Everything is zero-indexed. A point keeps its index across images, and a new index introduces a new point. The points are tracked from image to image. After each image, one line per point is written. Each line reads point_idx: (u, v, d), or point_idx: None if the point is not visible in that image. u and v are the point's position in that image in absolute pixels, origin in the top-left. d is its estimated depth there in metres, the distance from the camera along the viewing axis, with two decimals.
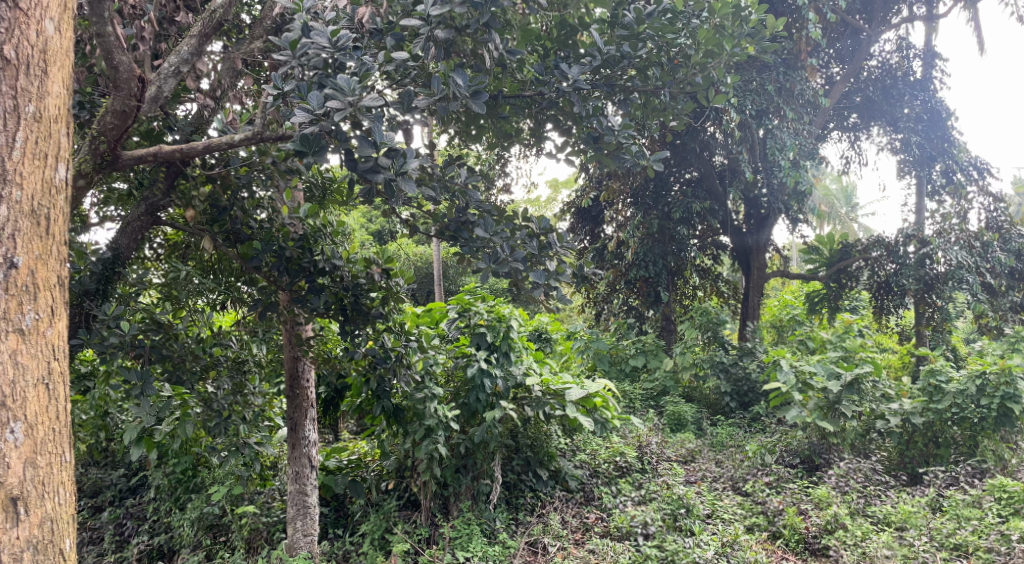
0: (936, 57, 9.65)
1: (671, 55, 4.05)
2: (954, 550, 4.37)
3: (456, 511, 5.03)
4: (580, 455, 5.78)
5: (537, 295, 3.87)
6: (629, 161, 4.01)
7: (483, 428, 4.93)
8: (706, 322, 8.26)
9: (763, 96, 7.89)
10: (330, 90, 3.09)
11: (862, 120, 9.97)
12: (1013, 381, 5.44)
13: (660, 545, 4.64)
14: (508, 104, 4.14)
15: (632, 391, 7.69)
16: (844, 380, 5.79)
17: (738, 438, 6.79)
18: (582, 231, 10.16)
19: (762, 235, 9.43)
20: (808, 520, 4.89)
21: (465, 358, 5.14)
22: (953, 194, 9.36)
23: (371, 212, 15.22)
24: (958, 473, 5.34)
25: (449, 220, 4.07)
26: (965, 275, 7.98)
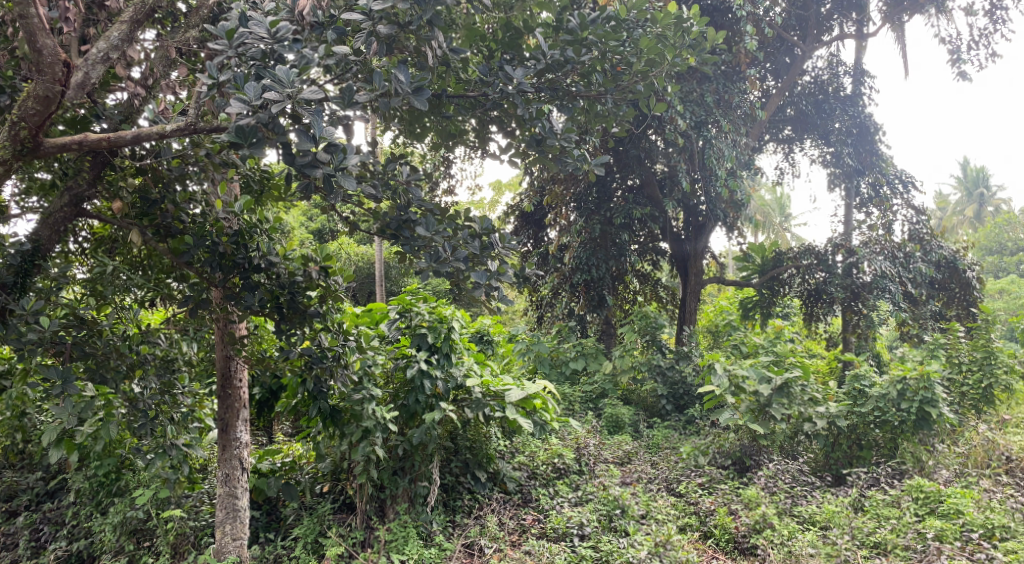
0: (865, 74, 10.06)
1: (614, 62, 4.13)
2: (874, 548, 4.56)
3: (391, 514, 4.96)
4: (519, 456, 5.79)
5: (478, 295, 3.87)
6: (571, 163, 4.09)
7: (422, 430, 4.89)
8: (644, 326, 8.36)
9: (703, 107, 8.09)
10: (268, 81, 3.02)
11: (795, 133, 10.37)
12: (931, 386, 5.75)
13: (595, 546, 4.75)
14: (451, 102, 4.13)
15: (572, 394, 7.78)
16: (774, 384, 6.00)
17: (674, 440, 6.95)
18: (526, 234, 10.21)
19: (700, 242, 9.62)
20: (738, 521, 5.03)
21: (405, 359, 5.10)
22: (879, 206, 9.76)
23: (310, 210, 14.92)
24: (879, 474, 5.56)
25: (391, 218, 4.02)
26: (888, 284, 8.48)
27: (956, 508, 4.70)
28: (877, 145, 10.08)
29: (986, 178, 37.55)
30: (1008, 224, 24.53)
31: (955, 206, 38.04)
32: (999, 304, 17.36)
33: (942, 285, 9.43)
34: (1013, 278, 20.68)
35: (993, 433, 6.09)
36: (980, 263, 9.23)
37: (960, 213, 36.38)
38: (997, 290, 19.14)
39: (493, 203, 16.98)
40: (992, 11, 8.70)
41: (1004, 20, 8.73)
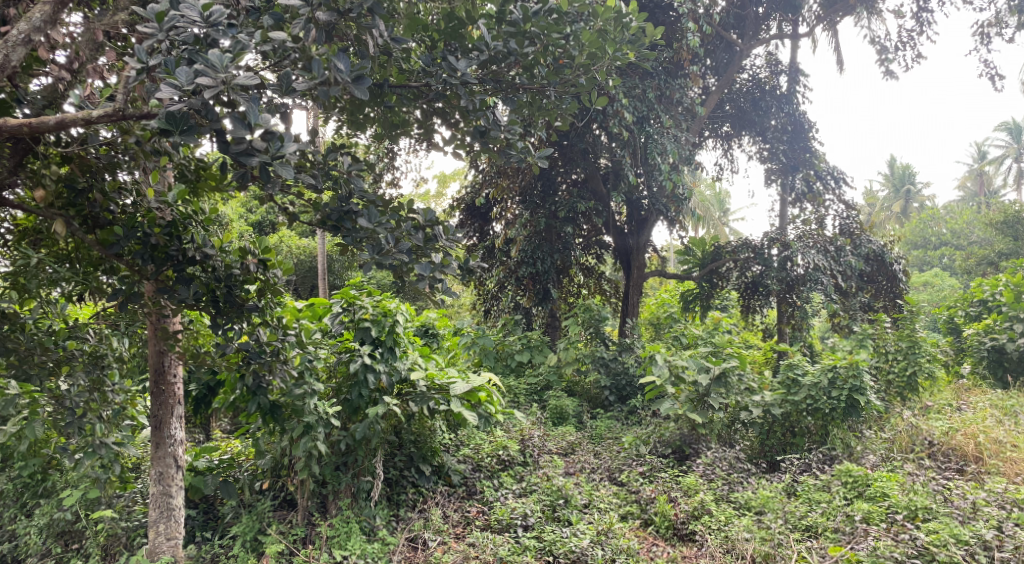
0: (801, 73, 10.35)
1: (556, 56, 4.16)
2: (805, 530, 4.74)
3: (334, 510, 4.90)
4: (463, 449, 5.79)
5: (422, 287, 3.85)
6: (514, 156, 4.14)
7: (365, 424, 4.84)
8: (588, 318, 8.45)
9: (645, 103, 8.21)
10: (201, 65, 2.92)
11: (734, 130, 10.68)
12: (859, 374, 5.98)
13: (538, 536, 4.80)
14: (394, 93, 4.09)
15: (517, 386, 7.84)
16: (712, 373, 6.16)
17: (616, 430, 7.06)
18: (472, 228, 10.17)
19: (642, 236, 9.75)
20: (677, 507, 5.17)
21: (348, 353, 5.01)
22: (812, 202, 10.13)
23: (250, 202, 14.54)
24: (811, 460, 5.77)
25: (331, 209, 3.93)
26: (821, 277, 8.75)
27: (882, 491, 4.90)
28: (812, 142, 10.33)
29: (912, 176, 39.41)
30: (931, 219, 25.72)
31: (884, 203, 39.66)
32: (921, 296, 18.21)
33: (871, 276, 9.80)
34: (935, 269, 21.73)
35: (916, 418, 6.36)
36: (904, 256, 9.57)
37: (889, 209, 37.96)
38: (920, 281, 20.05)
39: (438, 195, 16.95)
40: (919, 13, 9.08)
41: (929, 22, 9.12)
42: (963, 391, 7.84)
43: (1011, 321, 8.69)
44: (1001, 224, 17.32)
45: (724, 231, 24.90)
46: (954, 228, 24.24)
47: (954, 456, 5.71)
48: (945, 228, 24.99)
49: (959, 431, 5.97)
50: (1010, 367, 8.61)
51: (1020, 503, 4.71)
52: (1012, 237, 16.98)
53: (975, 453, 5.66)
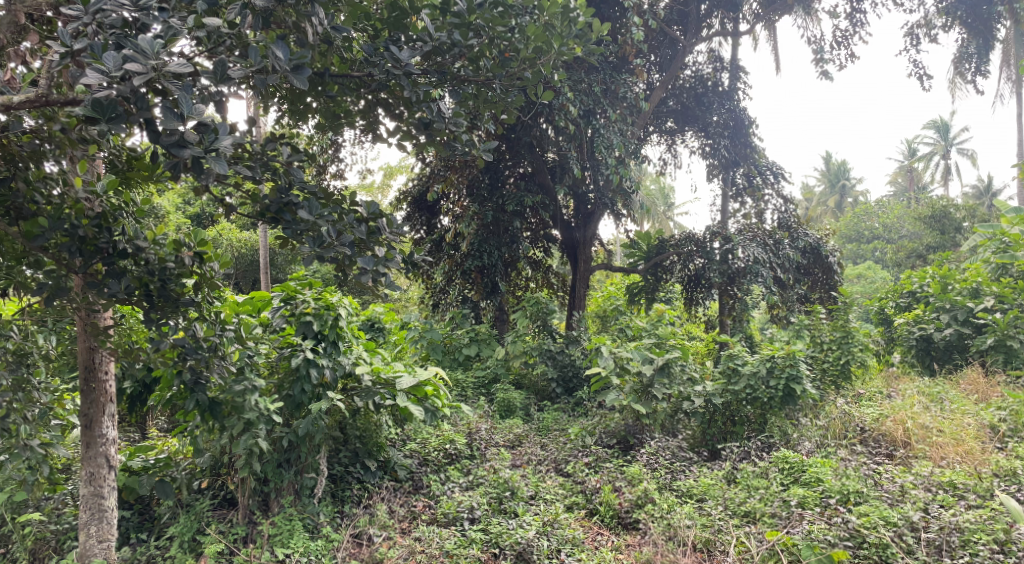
0: (742, 70, 10.58)
1: (501, 49, 4.15)
2: (744, 516, 4.88)
3: (276, 508, 4.82)
4: (410, 444, 5.77)
5: (365, 281, 3.79)
6: (459, 148, 4.13)
7: (308, 420, 4.75)
8: (536, 312, 8.49)
9: (591, 97, 8.21)
10: (129, 51, 2.81)
11: (677, 125, 10.80)
12: (796, 363, 6.15)
13: (484, 529, 4.82)
14: (336, 82, 4.00)
15: (464, 380, 7.84)
16: (656, 364, 6.30)
17: (562, 422, 7.11)
18: (419, 221, 10.02)
19: (589, 230, 9.88)
20: (622, 497, 5.27)
21: (290, 348, 4.93)
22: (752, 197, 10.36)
23: (187, 193, 14.07)
24: (750, 448, 5.92)
25: (271, 200, 3.79)
26: (760, 269, 8.86)
27: (816, 476, 5.05)
28: (752, 139, 10.58)
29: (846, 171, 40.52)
30: (865, 214, 26.68)
31: (820, 198, 40.43)
32: (854, 288, 18.88)
33: (807, 268, 10.03)
34: (868, 262, 22.54)
35: (849, 406, 6.58)
36: (839, 249, 9.87)
37: (828, 204, 39.25)
38: (854, 274, 20.76)
39: (383, 186, 16.79)
40: (852, 14, 9.37)
41: (863, 23, 9.41)
42: (893, 379, 8.17)
43: (939, 312, 9.09)
44: (929, 219, 17.84)
45: (668, 224, 25.34)
46: (885, 221, 25.12)
47: (884, 441, 5.95)
48: (877, 222, 25.89)
49: (888, 418, 6.21)
50: (936, 356, 9.01)
51: (944, 486, 4.93)
52: (939, 232, 17.64)
53: (903, 438, 5.91)
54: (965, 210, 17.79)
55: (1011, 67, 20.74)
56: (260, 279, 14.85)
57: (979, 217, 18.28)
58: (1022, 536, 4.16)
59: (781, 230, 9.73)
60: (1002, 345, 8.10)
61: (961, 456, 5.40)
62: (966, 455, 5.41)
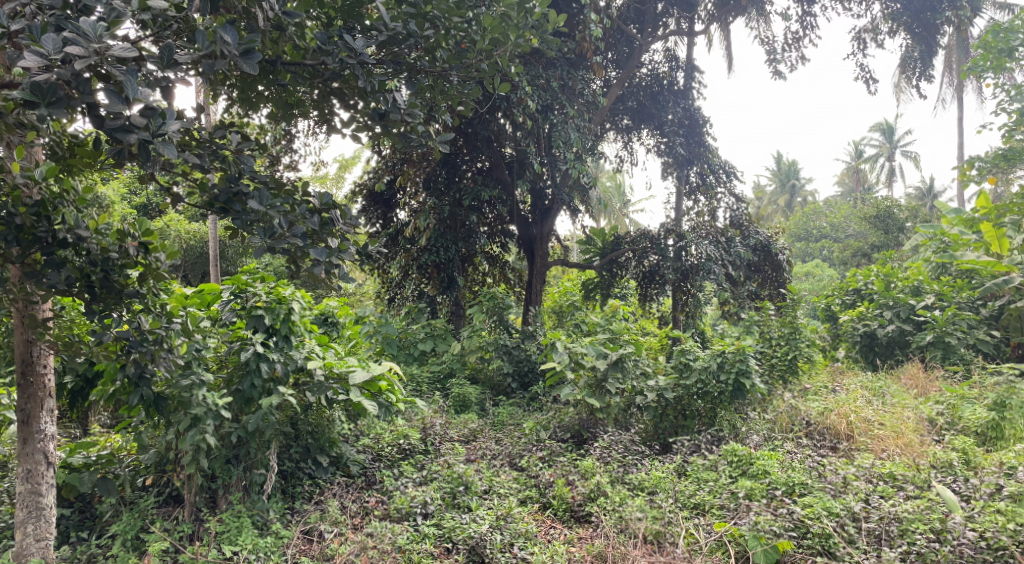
0: (697, 70, 10.74)
1: (458, 40, 4.12)
2: (694, 508, 4.98)
3: (224, 504, 4.73)
4: (363, 439, 5.73)
5: (317, 273, 3.74)
6: (414, 139, 4.09)
7: (258, 415, 4.65)
8: (492, 307, 8.50)
9: (549, 92, 8.23)
10: (70, 33, 2.69)
11: (633, 123, 10.95)
12: (745, 358, 6.27)
13: (438, 523, 4.82)
14: (288, 71, 3.94)
15: (419, 375, 7.84)
16: (610, 359, 6.38)
17: (517, 417, 7.13)
18: (375, 215, 9.88)
19: (546, 226, 9.81)
20: (575, 490, 5.33)
21: (240, 342, 4.83)
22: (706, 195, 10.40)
23: (132, 183, 13.67)
24: (700, 441, 6.04)
25: (219, 190, 3.69)
26: (713, 266, 9.08)
27: (764, 468, 5.16)
28: (706, 137, 10.64)
29: (796, 171, 41.48)
30: (814, 214, 27.40)
31: (770, 197, 41.17)
32: (803, 286, 19.35)
33: (757, 266, 10.22)
34: (816, 261, 23.12)
35: (795, 400, 6.75)
36: (788, 247, 10.10)
37: (780, 204, 40.16)
38: (803, 272, 21.29)
39: (338, 179, 16.58)
40: (803, 17, 9.58)
41: (813, 26, 9.64)
42: (838, 374, 8.42)
43: (882, 309, 9.40)
44: (873, 219, 18.34)
45: (622, 221, 25.60)
46: (833, 221, 25.76)
47: (828, 434, 6.12)
48: (825, 222, 26.55)
49: (833, 411, 6.38)
50: (879, 351, 9.31)
51: (885, 477, 5.10)
52: (882, 231, 18.17)
53: (847, 431, 6.09)
54: (908, 211, 18.39)
55: (952, 73, 21.46)
56: (209, 272, 14.55)
57: (919, 218, 18.93)
58: (956, 525, 4.30)
59: (733, 228, 9.96)
60: (940, 341, 8.42)
61: (901, 449, 5.60)
62: (905, 448, 5.61)
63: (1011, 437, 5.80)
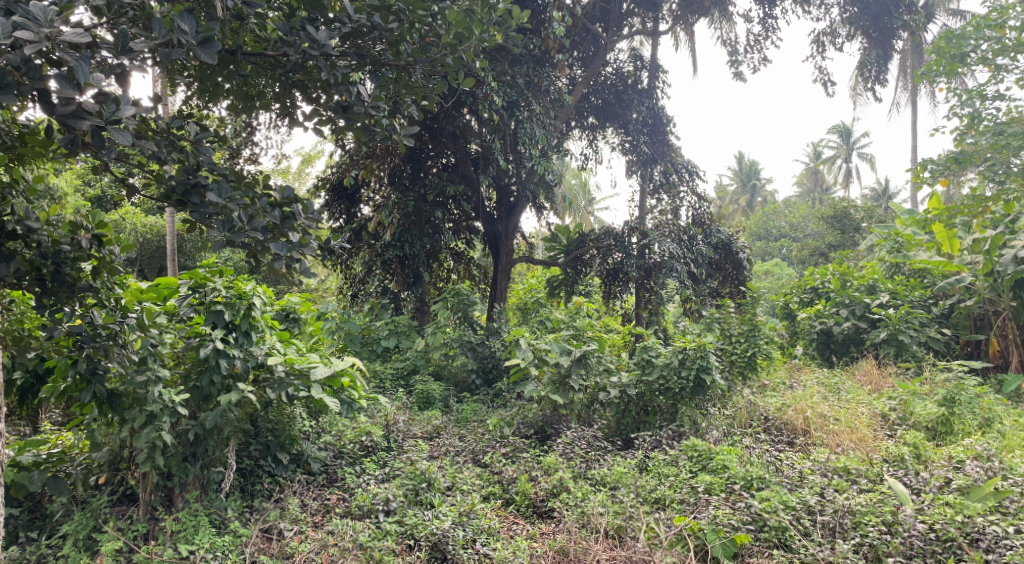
0: (661, 69, 10.85)
1: (422, 34, 4.09)
2: (654, 503, 5.04)
3: (180, 503, 4.63)
4: (325, 436, 5.66)
5: (278, 268, 3.69)
6: (379, 132, 4.06)
7: (216, 413, 4.56)
8: (457, 304, 8.56)
9: (514, 88, 8.22)
10: (19, 17, 2.60)
11: (598, 121, 10.99)
12: (706, 355, 6.33)
13: (400, 520, 4.79)
14: (248, 61, 3.87)
15: (382, 371, 7.79)
16: (573, 355, 6.40)
17: (481, 413, 7.13)
18: (338, 210, 9.73)
19: (511, 222, 9.89)
20: (537, 486, 5.36)
21: (198, 337, 4.73)
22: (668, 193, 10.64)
23: (86, 174, 13.29)
24: (661, 437, 6.12)
25: (176, 182, 3.58)
26: (675, 264, 9.25)
27: (723, 463, 5.24)
28: (669, 136, 10.88)
29: (757, 171, 42.17)
30: (774, 214, 27.93)
31: (732, 197, 41.80)
32: (763, 283, 19.71)
33: (717, 265, 10.43)
34: (775, 260, 23.56)
35: (754, 396, 6.88)
36: (748, 246, 10.29)
37: (743, 204, 40.82)
38: (762, 271, 21.67)
39: (301, 173, 16.36)
40: (765, 19, 9.74)
41: (774, 29, 9.81)
42: (796, 370, 8.59)
43: (838, 307, 9.63)
44: (831, 219, 18.76)
45: (586, 219, 25.76)
46: (792, 221, 26.27)
47: (785, 429, 6.27)
48: (784, 222, 27.08)
49: (790, 407, 6.53)
50: (835, 349, 9.54)
51: (839, 471, 5.22)
52: (839, 231, 18.59)
53: (803, 426, 6.23)
54: (863, 212, 18.86)
55: (907, 78, 22.06)
56: (167, 266, 14.23)
57: (874, 218, 19.45)
58: (906, 517, 4.41)
59: (695, 227, 10.08)
60: (893, 339, 8.63)
61: (855, 443, 5.75)
62: (859, 442, 5.76)
63: (959, 431, 6.02)
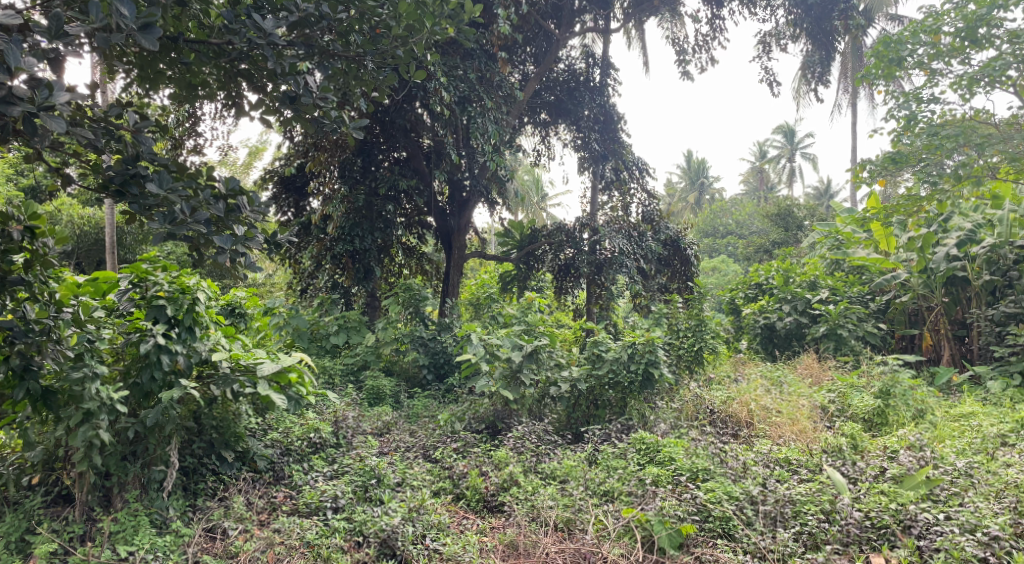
0: (613, 67, 10.97)
1: (372, 24, 4.03)
2: (603, 495, 5.11)
3: (119, 503, 4.49)
4: (271, 433, 5.51)
5: (222, 261, 3.60)
6: (327, 124, 4.01)
7: (157, 410, 4.43)
8: (408, 299, 8.49)
9: (466, 83, 8.19)
10: None
11: (550, 117, 11.04)
12: (654, 349, 6.48)
13: (348, 517, 4.74)
14: (191, 49, 3.76)
15: (332, 367, 7.68)
16: (525, 350, 6.43)
17: (432, 409, 7.11)
18: (286, 203, 9.54)
19: (463, 218, 9.90)
20: (488, 480, 5.37)
21: (139, 333, 4.58)
22: (620, 190, 10.78)
23: (18, 164, 12.73)
24: (611, 430, 6.20)
25: (114, 172, 3.46)
26: (625, 260, 9.42)
27: (669, 455, 5.34)
28: (621, 134, 10.97)
29: (705, 169, 43.02)
30: (721, 211, 28.51)
31: (682, 194, 42.48)
32: (710, 279, 20.10)
33: (668, 261, 10.58)
34: (723, 256, 24.07)
35: (700, 389, 7.02)
36: (696, 242, 10.48)
37: (693, 202, 41.56)
38: (710, 267, 22.09)
39: (247, 166, 15.99)
40: (713, 20, 9.93)
41: (721, 29, 10.01)
42: (740, 364, 8.80)
43: (781, 302, 9.90)
44: (776, 217, 19.29)
45: (538, 214, 25.83)
46: (739, 218, 26.92)
47: (730, 422, 6.42)
48: (731, 219, 27.72)
49: (735, 400, 6.69)
50: (778, 343, 9.82)
51: (781, 462, 5.38)
52: (783, 228, 19.12)
53: (747, 418, 6.40)
54: (806, 210, 19.42)
55: (847, 80, 22.80)
56: (106, 260, 13.75)
57: (816, 216, 20.08)
58: (844, 505, 4.56)
59: (645, 223, 10.23)
60: (833, 333, 8.92)
61: (795, 435, 5.92)
62: (799, 434, 5.94)
63: (893, 422, 6.28)
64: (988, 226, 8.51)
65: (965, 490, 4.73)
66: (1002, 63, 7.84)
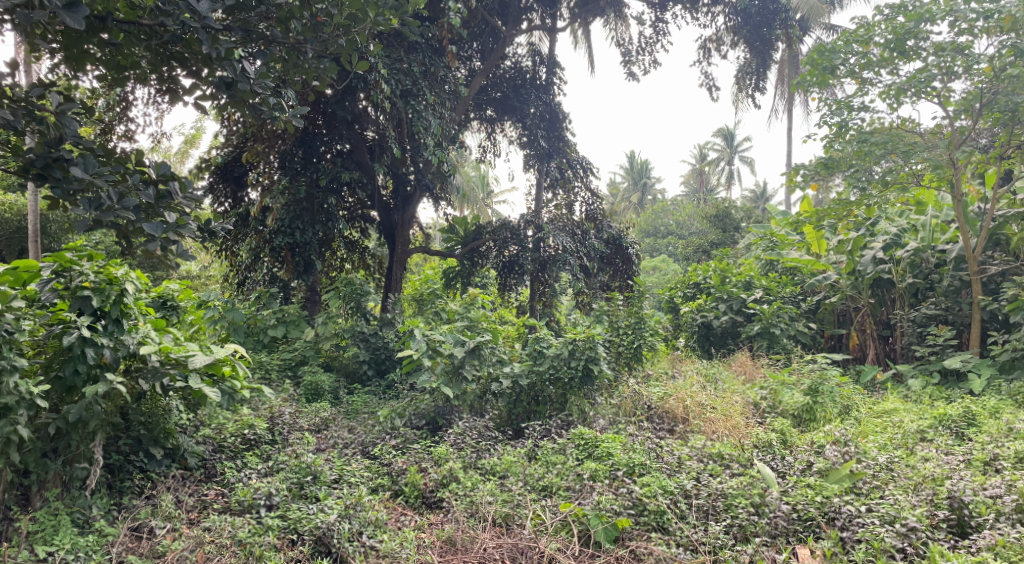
0: (559, 65, 11.03)
1: (314, 12, 3.92)
2: (541, 491, 5.16)
3: (38, 502, 4.29)
4: (203, 430, 5.37)
5: (152, 250, 3.48)
6: (266, 112, 3.89)
7: (80, 405, 4.24)
8: (349, 293, 8.36)
9: (410, 77, 8.12)
10: None
11: (496, 114, 11.02)
12: (594, 346, 6.57)
13: (283, 515, 4.67)
14: (121, 30, 3.60)
15: (269, 361, 7.53)
16: (467, 347, 6.41)
17: (371, 405, 7.06)
18: (225, 193, 9.27)
19: (407, 212, 9.78)
20: (427, 477, 5.35)
21: (62, 325, 4.38)
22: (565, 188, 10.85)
23: None
24: (550, 426, 6.26)
25: (36, 156, 3.30)
26: (568, 258, 9.53)
27: (607, 450, 5.41)
28: (567, 132, 11.04)
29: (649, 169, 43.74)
30: (663, 211, 29.08)
31: (627, 194, 43.10)
32: (651, 278, 20.47)
33: (611, 259, 10.73)
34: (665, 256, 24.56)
35: (638, 385, 7.14)
36: (638, 241, 10.66)
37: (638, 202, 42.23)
38: (651, 267, 22.55)
39: (184, 154, 15.55)
40: (656, 23, 10.09)
41: (664, 32, 10.17)
42: (678, 360, 9.01)
43: (717, 301, 10.15)
44: (713, 218, 19.81)
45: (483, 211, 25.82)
46: (680, 219, 27.49)
47: (666, 418, 6.54)
48: (672, 219, 28.31)
49: (671, 396, 6.82)
50: (714, 341, 10.08)
51: (714, 456, 5.52)
52: (721, 229, 19.63)
53: (683, 414, 6.53)
54: (745, 212, 19.97)
55: (784, 86, 23.62)
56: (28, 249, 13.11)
57: (753, 218, 20.70)
58: (772, 499, 4.68)
59: (588, 221, 10.36)
60: (766, 332, 9.20)
61: (728, 430, 6.09)
62: (732, 429, 6.11)
63: (821, 418, 6.52)
64: (911, 231, 9.07)
65: (886, 483, 4.94)
66: (927, 75, 8.20)
